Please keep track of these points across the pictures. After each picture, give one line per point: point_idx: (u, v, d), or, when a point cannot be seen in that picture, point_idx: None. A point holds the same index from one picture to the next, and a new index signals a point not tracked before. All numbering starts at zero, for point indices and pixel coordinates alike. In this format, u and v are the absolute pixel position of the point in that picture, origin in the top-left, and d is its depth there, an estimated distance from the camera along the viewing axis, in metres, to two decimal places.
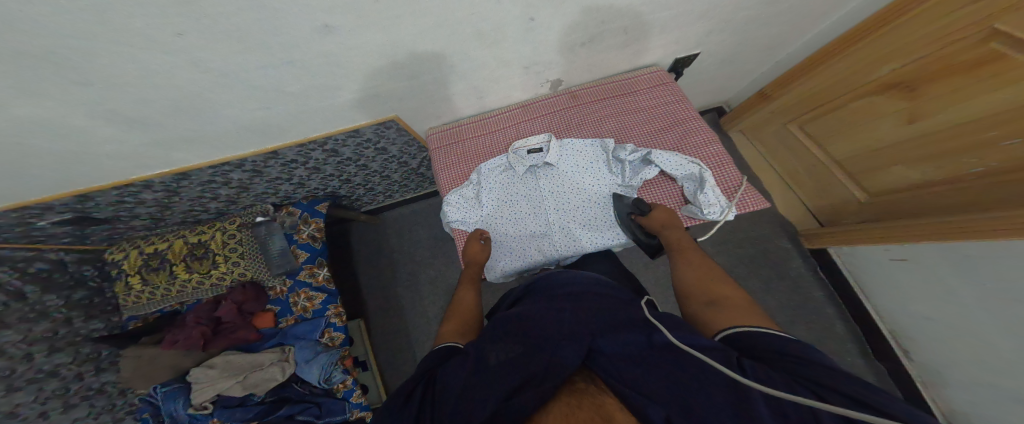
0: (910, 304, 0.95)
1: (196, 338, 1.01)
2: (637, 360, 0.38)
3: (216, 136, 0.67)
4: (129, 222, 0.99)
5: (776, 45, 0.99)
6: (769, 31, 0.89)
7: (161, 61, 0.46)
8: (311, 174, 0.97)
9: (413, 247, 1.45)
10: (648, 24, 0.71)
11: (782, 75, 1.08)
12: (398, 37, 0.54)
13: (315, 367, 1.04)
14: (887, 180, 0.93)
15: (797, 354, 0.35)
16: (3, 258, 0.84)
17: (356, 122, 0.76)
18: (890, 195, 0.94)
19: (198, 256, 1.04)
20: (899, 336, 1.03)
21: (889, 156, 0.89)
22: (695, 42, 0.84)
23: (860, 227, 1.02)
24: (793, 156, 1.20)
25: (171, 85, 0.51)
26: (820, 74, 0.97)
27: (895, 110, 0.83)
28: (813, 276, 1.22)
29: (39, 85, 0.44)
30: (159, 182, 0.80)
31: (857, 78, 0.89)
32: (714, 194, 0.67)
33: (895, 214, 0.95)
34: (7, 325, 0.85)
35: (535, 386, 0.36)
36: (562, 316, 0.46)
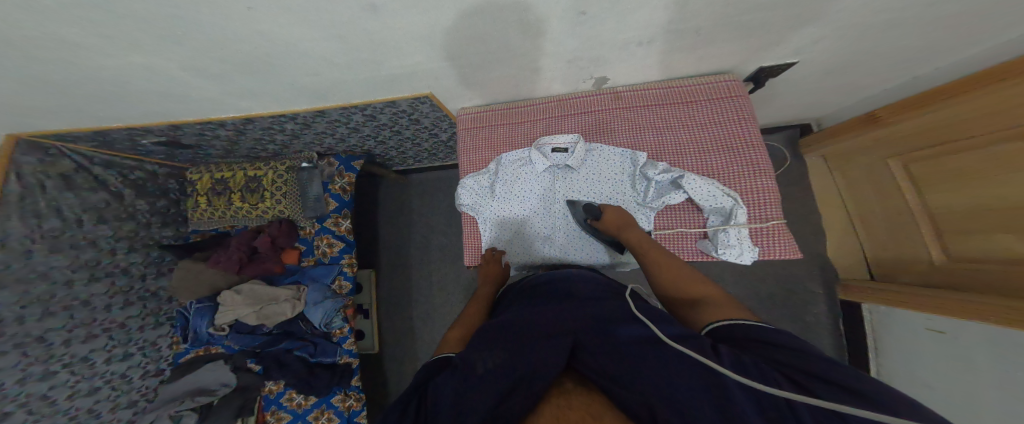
0: (921, 372, 0.89)
1: (233, 262, 1.19)
2: (611, 355, 0.38)
3: (275, 95, 0.74)
4: (207, 150, 1.15)
5: (891, 64, 0.81)
6: (884, 50, 0.73)
7: (228, 27, 0.51)
8: (351, 133, 1.04)
9: (436, 212, 1.53)
10: (728, 26, 0.61)
11: (908, 98, 0.89)
12: (437, 21, 0.54)
13: (320, 310, 1.18)
14: (985, 247, 0.77)
15: (773, 341, 0.37)
16: (113, 163, 1.11)
17: (392, 94, 0.79)
18: (983, 265, 0.78)
19: (252, 189, 1.20)
20: None
21: (997, 221, 0.73)
22: (786, 52, 0.71)
23: (920, 291, 0.89)
24: (879, 196, 1.03)
25: (238, 50, 0.56)
26: (942, 106, 0.79)
27: (1020, 168, 0.66)
28: (829, 323, 1.16)
29: (138, 39, 0.52)
30: (231, 123, 0.91)
31: (990, 120, 0.71)
32: (735, 236, 0.64)
33: (982, 288, 0.79)
34: (106, 220, 1.11)
35: (522, 392, 0.35)
36: (540, 315, 0.50)
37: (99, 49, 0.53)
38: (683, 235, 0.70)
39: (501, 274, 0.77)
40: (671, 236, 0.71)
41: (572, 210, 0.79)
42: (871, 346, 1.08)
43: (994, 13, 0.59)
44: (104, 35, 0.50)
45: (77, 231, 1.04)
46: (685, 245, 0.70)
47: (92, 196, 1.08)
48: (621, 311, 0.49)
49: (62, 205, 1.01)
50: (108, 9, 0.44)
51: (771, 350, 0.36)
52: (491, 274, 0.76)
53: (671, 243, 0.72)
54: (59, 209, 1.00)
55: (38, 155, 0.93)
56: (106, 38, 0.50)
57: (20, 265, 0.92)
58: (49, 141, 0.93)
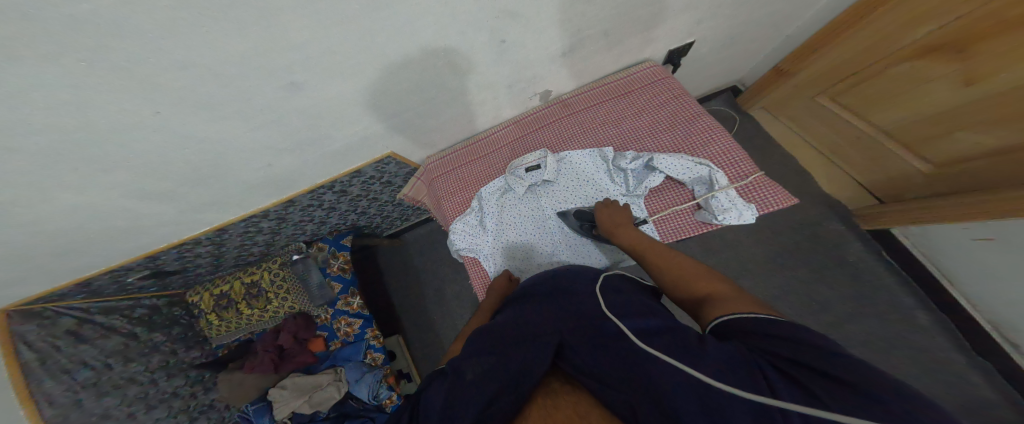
0: (1010, 292, 0.76)
1: (267, 363, 1.16)
2: (596, 352, 0.38)
3: (235, 196, 0.74)
4: (197, 269, 1.12)
5: (784, 22, 0.86)
6: (781, 3, 0.77)
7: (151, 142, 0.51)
8: (328, 213, 1.04)
9: (437, 264, 1.49)
10: (634, 20, 0.64)
11: (795, 52, 0.95)
12: (365, 83, 0.55)
13: (363, 386, 1.11)
14: (951, 148, 0.77)
15: (765, 328, 0.33)
16: (112, 308, 1.01)
17: (355, 164, 0.80)
18: (959, 164, 0.77)
19: (253, 294, 1.18)
20: (1001, 327, 0.83)
21: (948, 123, 0.74)
22: (686, 31, 0.75)
23: (926, 205, 0.85)
24: (829, 129, 1.03)
25: (178, 159, 0.56)
26: (839, 45, 0.83)
27: (944, 71, 0.68)
28: (875, 259, 1.03)
29: (69, 179, 0.51)
30: (204, 238, 0.90)
31: (885, 46, 0.75)
32: (728, 198, 0.59)
33: (969, 186, 0.78)
34: (132, 358, 1.03)
35: (510, 394, 0.36)
36: (533, 319, 0.50)
37: (41, 203, 0.53)
38: (677, 213, 0.66)
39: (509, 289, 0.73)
40: (664, 216, 0.66)
41: (564, 220, 0.76)
42: (942, 279, 0.92)
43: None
44: (32, 187, 0.49)
45: (110, 374, 0.96)
46: (683, 222, 0.65)
47: (110, 343, 0.99)
48: (597, 306, 0.48)
49: (83, 356, 0.92)
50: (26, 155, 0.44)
51: (763, 339, 0.32)
52: (497, 286, 0.73)
53: (669, 224, 0.67)
54: (84, 361, 0.92)
55: (36, 321, 0.85)
56: (37, 190, 0.50)
57: (78, 412, 0.86)
58: (43, 302, 0.86)
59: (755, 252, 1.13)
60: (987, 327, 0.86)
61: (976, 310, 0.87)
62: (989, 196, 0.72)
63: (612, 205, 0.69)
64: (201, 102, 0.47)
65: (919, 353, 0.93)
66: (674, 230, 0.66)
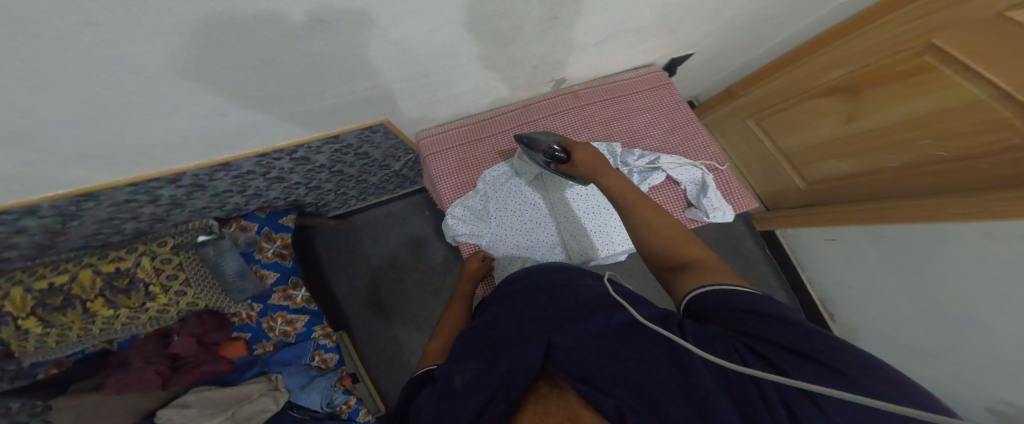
0: (838, 276, 1.15)
1: (150, 378, 0.84)
2: (591, 354, 0.35)
3: (151, 146, 0.52)
4: (1, 253, 0.70)
5: (750, 48, 1.02)
6: (750, 36, 0.93)
7: (47, 57, 0.31)
8: (272, 183, 0.81)
9: (395, 249, 1.34)
10: (665, 22, 0.68)
11: (749, 76, 1.15)
12: (403, 36, 0.47)
13: (313, 392, 0.96)
14: (821, 170, 1.06)
15: (750, 307, 0.34)
16: None
17: (338, 126, 0.67)
18: (825, 184, 1.07)
19: (121, 289, 0.80)
20: (826, 302, 1.24)
21: (826, 152, 1.01)
22: (692, 43, 0.83)
23: (806, 213, 1.16)
24: (746, 147, 1.30)
25: (89, 86, 0.37)
26: (779, 77, 1.05)
27: (835, 112, 0.93)
28: (760, 253, 1.39)
29: None
30: (51, 205, 0.59)
31: (807, 82, 0.98)
32: (716, 199, 0.70)
33: (826, 198, 1.10)
34: None
35: (505, 395, 0.34)
36: (515, 316, 0.49)
37: None
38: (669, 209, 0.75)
39: (482, 272, 0.73)
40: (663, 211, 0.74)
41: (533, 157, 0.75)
42: (797, 266, 1.31)
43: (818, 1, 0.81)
44: None
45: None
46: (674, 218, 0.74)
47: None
48: (603, 290, 0.51)
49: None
50: None
51: (745, 319, 0.33)
52: (471, 270, 0.73)
53: None
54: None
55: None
56: None
57: None
58: None
59: None
60: (817, 302, 1.28)
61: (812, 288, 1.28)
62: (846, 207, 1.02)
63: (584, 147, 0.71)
64: (176, 7, 0.30)
65: None
66: None
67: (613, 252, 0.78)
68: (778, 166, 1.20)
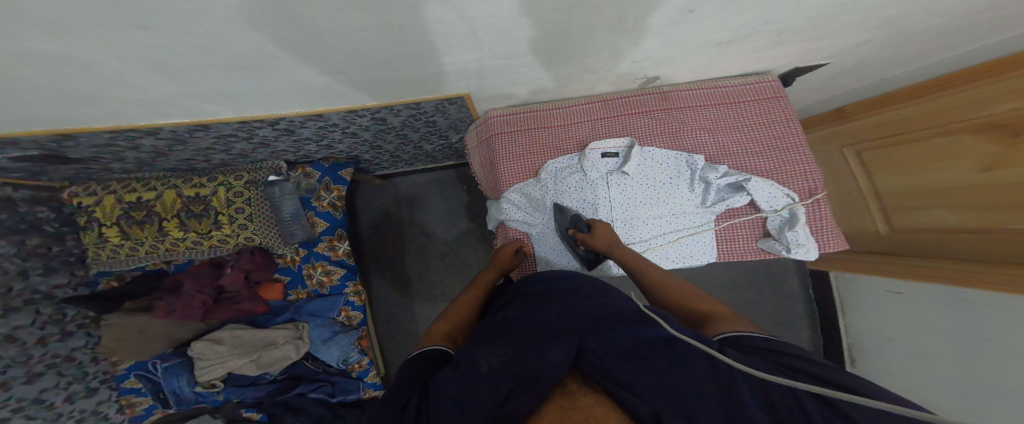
0: (883, 328, 1.08)
1: (195, 308, 0.90)
2: (627, 358, 0.34)
3: (264, 96, 0.54)
4: (109, 164, 0.78)
5: (888, 69, 0.87)
6: (888, 59, 0.80)
7: (218, 8, 0.32)
8: (346, 137, 0.83)
9: (439, 217, 1.36)
10: (808, 31, 0.59)
11: (874, 99, 1.02)
12: (531, 12, 0.43)
13: (334, 346, 1.02)
14: (925, 219, 0.93)
15: (776, 348, 0.36)
16: None
17: (422, 94, 0.64)
18: (926, 233, 0.94)
19: (195, 214, 0.88)
20: (853, 348, 1.20)
21: (940, 198, 0.88)
22: (827, 56, 0.72)
23: (886, 262, 1.05)
24: (834, 178, 1.19)
25: (242, 39, 0.38)
26: (925, 101, 0.88)
27: (976, 154, 0.78)
28: (802, 290, 1.36)
29: (55, 23, 0.30)
30: (170, 130, 0.63)
31: (957, 113, 0.81)
32: (803, 235, 0.66)
33: (921, 250, 0.98)
34: None
35: (525, 392, 0.31)
36: (540, 317, 0.46)
37: None
38: (742, 237, 0.73)
39: (511, 264, 0.73)
40: (733, 236, 0.73)
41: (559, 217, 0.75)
42: (839, 311, 1.25)
43: (988, 28, 0.68)
44: None
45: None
46: (746, 245, 0.73)
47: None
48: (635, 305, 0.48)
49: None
50: None
51: (784, 361, 0.34)
52: (503, 259, 0.72)
53: (734, 244, 0.73)
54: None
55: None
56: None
57: None
58: None
59: (724, 267, 1.36)
60: (844, 346, 1.23)
61: (848, 336, 1.22)
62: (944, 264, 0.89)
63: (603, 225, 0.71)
64: None
65: None
66: (734, 252, 0.74)
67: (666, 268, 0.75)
68: (868, 204, 1.09)
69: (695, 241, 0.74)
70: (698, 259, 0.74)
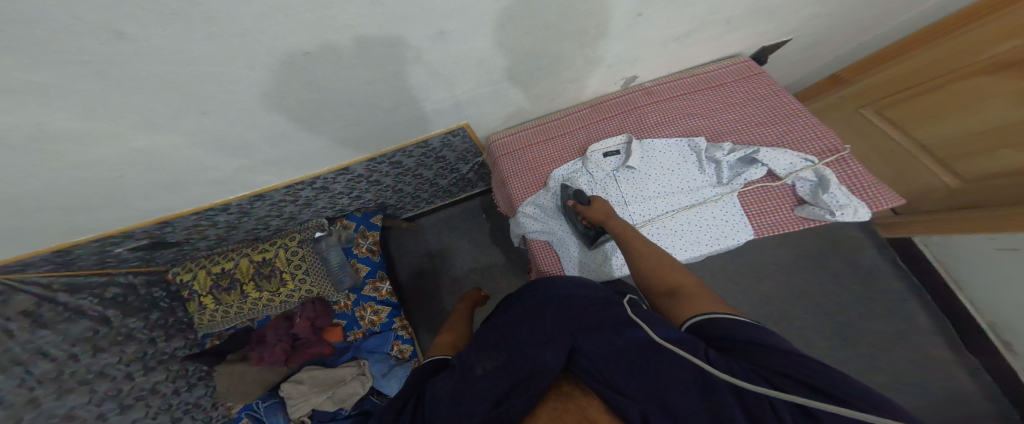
0: (1013, 295, 0.88)
1: (278, 355, 1.01)
2: (612, 359, 0.35)
3: (303, 157, 0.65)
4: (197, 244, 0.94)
5: (870, 27, 0.87)
6: (872, 13, 0.78)
7: (259, 87, 0.42)
8: (371, 186, 0.94)
9: (469, 248, 1.42)
10: (760, 8, 0.63)
11: (869, 58, 1.01)
12: (502, 41, 0.51)
13: (393, 380, 1.04)
14: (987, 163, 0.84)
15: (749, 336, 0.34)
16: (80, 286, 0.81)
17: (427, 133, 0.73)
18: (992, 180, 0.85)
19: (265, 275, 1.02)
20: (998, 329, 0.97)
21: (994, 140, 0.80)
22: (791, 28, 0.75)
23: (965, 216, 0.93)
24: (862, 141, 1.12)
25: (283, 111, 0.48)
26: (921, 54, 0.87)
27: (1009, 92, 0.73)
28: (891, 265, 1.17)
29: (154, 118, 0.42)
30: (236, 204, 0.76)
31: (966, 57, 0.78)
32: (843, 195, 0.60)
33: (993, 200, 0.88)
34: (103, 348, 0.84)
35: (522, 393, 0.35)
36: (541, 321, 0.45)
37: (107, 140, 0.43)
38: (775, 208, 0.67)
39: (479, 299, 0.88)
40: (762, 210, 0.67)
41: (563, 192, 0.76)
42: (951, 284, 1.06)
43: None
44: (112, 124, 0.40)
45: (76, 367, 0.78)
46: (782, 216, 0.66)
47: (74, 328, 0.79)
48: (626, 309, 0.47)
49: (41, 344, 0.72)
50: (125, 83, 0.35)
51: (755, 356, 0.31)
52: (472, 295, 0.86)
53: (766, 217, 0.67)
54: (40, 350, 0.72)
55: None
56: (114, 127, 0.41)
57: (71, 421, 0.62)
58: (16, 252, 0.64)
59: (782, 256, 1.24)
60: (985, 328, 1.00)
61: (980, 313, 1.01)
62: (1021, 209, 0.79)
63: (598, 200, 0.70)
64: (350, 29, 0.38)
65: (920, 352, 1.08)
66: (771, 225, 0.67)
67: (698, 254, 0.70)
68: (917, 159, 1.00)
69: (720, 221, 0.69)
70: (733, 238, 0.68)
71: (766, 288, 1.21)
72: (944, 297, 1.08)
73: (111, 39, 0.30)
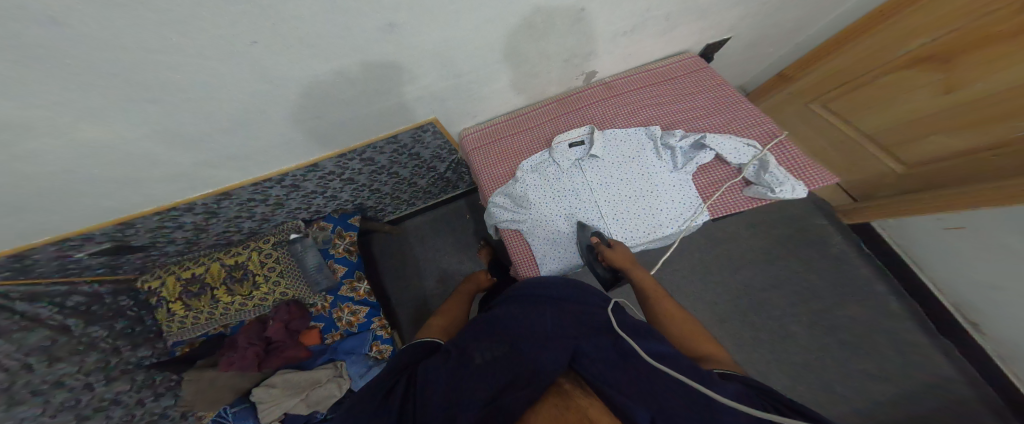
0: (974, 273, 0.94)
1: (250, 359, 0.99)
2: (609, 361, 0.40)
3: (269, 151, 0.65)
4: (165, 248, 0.93)
5: (803, 26, 0.95)
6: (802, 13, 0.86)
7: (220, 72, 0.43)
8: (344, 185, 0.95)
9: (452, 248, 1.43)
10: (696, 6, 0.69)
11: (804, 58, 1.08)
12: (451, 35, 0.53)
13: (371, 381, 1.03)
14: (924, 148, 0.91)
15: (756, 382, 0.40)
16: (39, 294, 0.78)
17: (393, 128, 0.75)
18: (930, 164, 0.92)
19: (238, 278, 1.00)
20: (964, 309, 1.02)
21: (926, 127, 0.88)
22: (730, 26, 0.82)
23: (913, 198, 0.99)
24: (814, 132, 1.18)
25: (246, 101, 0.50)
26: (846, 53, 0.96)
27: (928, 84, 0.81)
28: (855, 249, 1.24)
29: (116, 106, 0.43)
30: (201, 204, 0.76)
31: (885, 55, 0.87)
32: (781, 173, 0.64)
33: (932, 184, 0.95)
34: (60, 358, 0.80)
35: (520, 391, 0.36)
36: (533, 322, 0.50)
37: (49, 129, 0.43)
38: (727, 189, 0.71)
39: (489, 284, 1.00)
40: (713, 190, 0.72)
41: (580, 233, 0.75)
42: (913, 265, 1.11)
43: None
44: (61, 112, 0.41)
45: (30, 377, 0.74)
46: (733, 198, 0.71)
47: (31, 338, 0.76)
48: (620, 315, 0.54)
49: None
50: (66, 64, 0.35)
51: (766, 391, 0.38)
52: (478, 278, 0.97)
53: (722, 200, 0.71)
54: None
55: None
56: (66, 114, 0.41)
57: None
58: None
59: (751, 243, 1.29)
60: (953, 310, 1.05)
61: (947, 294, 1.05)
62: (959, 190, 0.86)
63: (616, 245, 0.70)
64: (305, 17, 0.40)
65: (890, 333, 1.12)
66: (724, 206, 0.71)
67: (662, 235, 0.73)
68: (863, 149, 1.06)
69: (680, 202, 0.73)
70: (694, 219, 0.71)
71: (742, 277, 1.26)
72: (908, 279, 1.14)
73: (49, 25, 0.31)
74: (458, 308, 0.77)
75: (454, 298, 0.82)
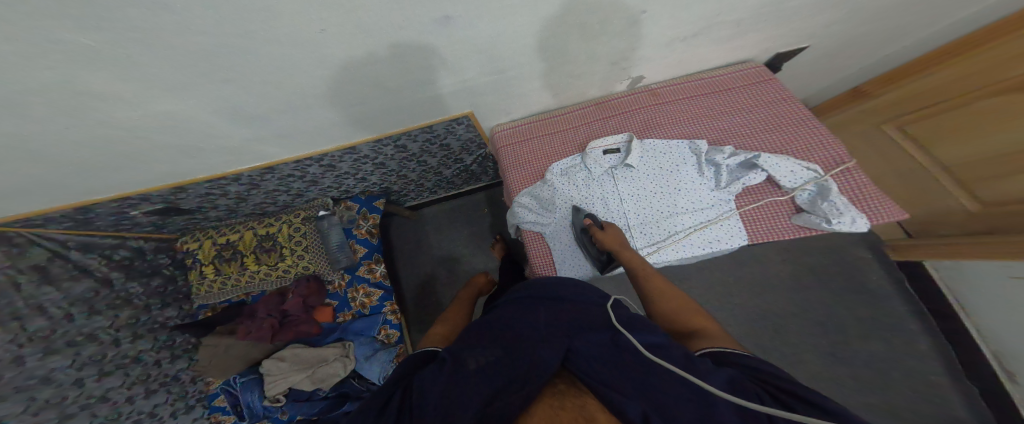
0: None
1: (265, 330, 1.03)
2: (601, 359, 0.39)
3: (301, 135, 0.67)
4: (207, 213, 0.98)
5: (884, 39, 0.87)
6: (891, 24, 0.78)
7: (273, 59, 0.44)
8: (376, 169, 0.96)
9: (467, 239, 1.43)
10: (769, 14, 0.64)
11: (895, 71, 0.98)
12: (502, 31, 0.52)
13: (374, 364, 1.06)
14: (1006, 188, 0.82)
15: (754, 363, 0.38)
16: (90, 246, 0.87)
17: (429, 119, 0.75)
18: (1010, 207, 0.83)
19: (265, 248, 1.04)
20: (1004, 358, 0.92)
21: (1016, 165, 0.78)
22: (804, 36, 0.76)
23: (979, 242, 0.90)
24: (881, 157, 1.09)
25: (283, 88, 0.51)
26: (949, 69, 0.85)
27: None
28: (897, 289, 1.14)
29: (179, 85, 0.45)
30: (246, 175, 0.80)
31: (993, 75, 0.77)
32: (842, 203, 0.60)
33: (1008, 230, 0.86)
34: (98, 310, 0.88)
35: (516, 392, 0.35)
36: (524, 323, 0.48)
37: (102, 105, 0.45)
38: (775, 215, 0.67)
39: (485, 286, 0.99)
40: (755, 210, 0.68)
41: (575, 215, 0.74)
42: (959, 310, 1.01)
43: None
44: (115, 92, 0.43)
45: (69, 327, 0.82)
46: (780, 224, 0.67)
47: (76, 288, 0.85)
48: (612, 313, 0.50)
49: (44, 301, 0.78)
50: (135, 48, 0.37)
51: (762, 374, 0.36)
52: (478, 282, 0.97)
53: (765, 224, 0.67)
54: (41, 306, 0.77)
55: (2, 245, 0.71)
56: (130, 91, 0.43)
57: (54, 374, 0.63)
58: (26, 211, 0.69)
59: (781, 270, 1.22)
60: (992, 360, 0.95)
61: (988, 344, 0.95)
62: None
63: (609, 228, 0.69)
64: (366, 9, 0.39)
65: (921, 382, 1.03)
66: (768, 232, 0.67)
67: (693, 254, 0.70)
68: (936, 180, 0.97)
69: (720, 223, 0.69)
70: (729, 242, 0.67)
71: (765, 303, 1.19)
72: (953, 328, 1.03)
73: (126, 8, 0.32)
74: (458, 315, 0.76)
75: (455, 305, 0.81)
